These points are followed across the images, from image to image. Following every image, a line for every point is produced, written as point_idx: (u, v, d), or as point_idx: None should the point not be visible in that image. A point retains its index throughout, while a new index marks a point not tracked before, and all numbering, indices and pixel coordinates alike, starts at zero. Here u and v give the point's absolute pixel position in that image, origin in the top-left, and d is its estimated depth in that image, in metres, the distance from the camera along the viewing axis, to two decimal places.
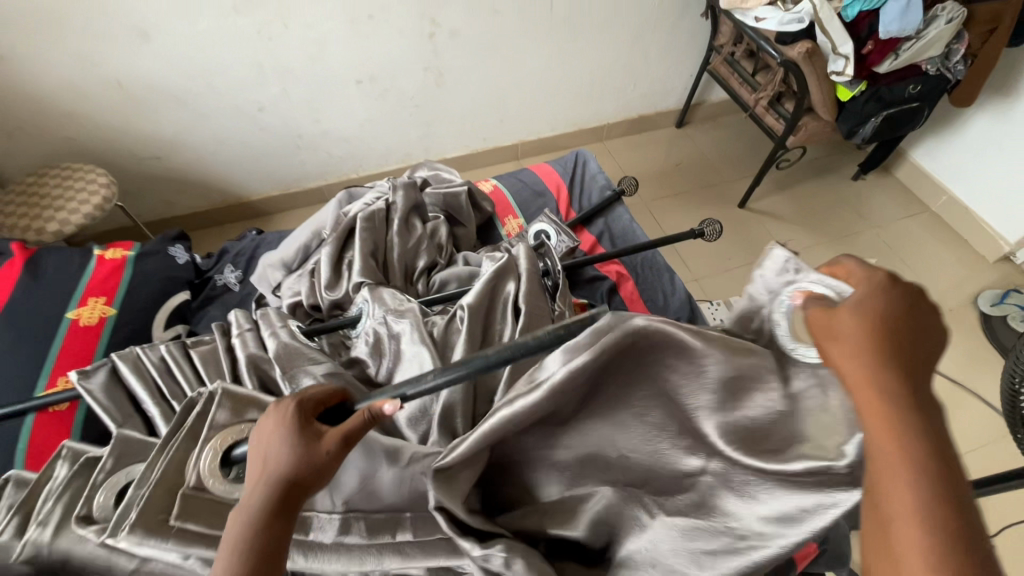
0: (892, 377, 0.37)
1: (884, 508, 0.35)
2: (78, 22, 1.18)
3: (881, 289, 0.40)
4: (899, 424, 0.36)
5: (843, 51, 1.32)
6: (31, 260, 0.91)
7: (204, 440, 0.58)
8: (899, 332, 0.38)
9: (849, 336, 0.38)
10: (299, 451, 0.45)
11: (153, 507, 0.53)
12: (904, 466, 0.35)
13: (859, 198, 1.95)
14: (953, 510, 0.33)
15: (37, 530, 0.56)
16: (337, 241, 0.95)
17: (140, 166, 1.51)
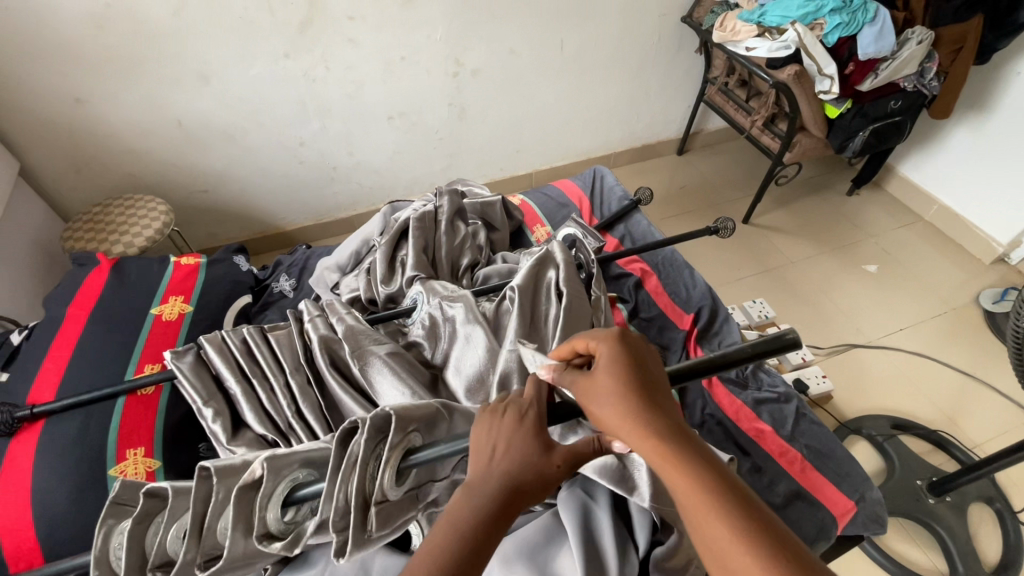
0: (666, 421, 0.44)
1: (711, 544, 0.38)
2: (149, 67, 1.33)
3: (622, 348, 0.50)
4: (685, 462, 0.42)
5: (828, 72, 1.47)
6: (115, 266, 1.01)
7: (381, 459, 0.56)
8: (629, 377, 0.47)
9: (604, 391, 0.47)
10: (536, 460, 0.47)
11: (358, 529, 0.55)
12: (703, 499, 0.39)
13: (855, 210, 2.08)
14: (740, 518, 0.38)
15: (228, 551, 0.55)
16: (391, 241, 1.05)
17: (189, 198, 1.64)
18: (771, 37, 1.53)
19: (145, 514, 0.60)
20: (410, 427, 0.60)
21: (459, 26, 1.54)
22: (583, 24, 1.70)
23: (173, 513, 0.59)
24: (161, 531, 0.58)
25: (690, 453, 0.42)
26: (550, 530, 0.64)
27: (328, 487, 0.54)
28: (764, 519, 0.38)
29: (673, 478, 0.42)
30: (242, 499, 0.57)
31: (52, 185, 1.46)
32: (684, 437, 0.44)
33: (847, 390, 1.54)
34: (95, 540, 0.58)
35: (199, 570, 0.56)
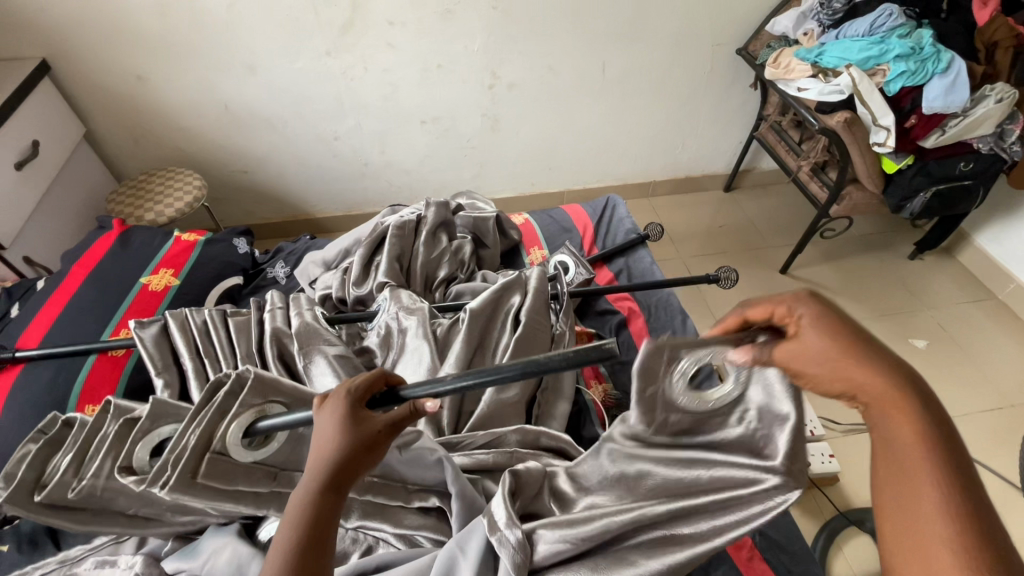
0: (896, 380, 0.44)
1: (905, 504, 0.41)
2: (200, 53, 1.43)
3: (829, 310, 0.45)
4: (912, 429, 0.43)
5: (884, 123, 1.33)
6: (123, 233, 1.09)
7: (230, 415, 0.63)
8: (851, 337, 0.44)
9: (820, 355, 0.44)
10: (350, 437, 0.49)
11: (185, 470, 0.59)
12: (919, 457, 0.42)
13: (914, 276, 1.87)
14: (959, 486, 0.41)
15: (92, 477, 0.64)
16: (371, 244, 1.06)
17: (230, 177, 1.76)
18: (826, 77, 1.40)
19: (54, 441, 0.71)
20: (273, 398, 0.66)
21: (498, 39, 1.55)
22: (628, 47, 1.65)
23: (71, 441, 0.69)
24: (58, 454, 0.69)
25: (922, 416, 0.43)
26: (419, 574, 0.61)
27: (182, 428, 0.62)
28: (972, 497, 0.40)
29: (895, 436, 0.43)
30: (117, 436, 0.66)
31: (113, 150, 1.61)
32: (915, 400, 0.43)
33: (858, 476, 1.38)
34: (10, 457, 0.69)
35: (70, 491, 0.64)
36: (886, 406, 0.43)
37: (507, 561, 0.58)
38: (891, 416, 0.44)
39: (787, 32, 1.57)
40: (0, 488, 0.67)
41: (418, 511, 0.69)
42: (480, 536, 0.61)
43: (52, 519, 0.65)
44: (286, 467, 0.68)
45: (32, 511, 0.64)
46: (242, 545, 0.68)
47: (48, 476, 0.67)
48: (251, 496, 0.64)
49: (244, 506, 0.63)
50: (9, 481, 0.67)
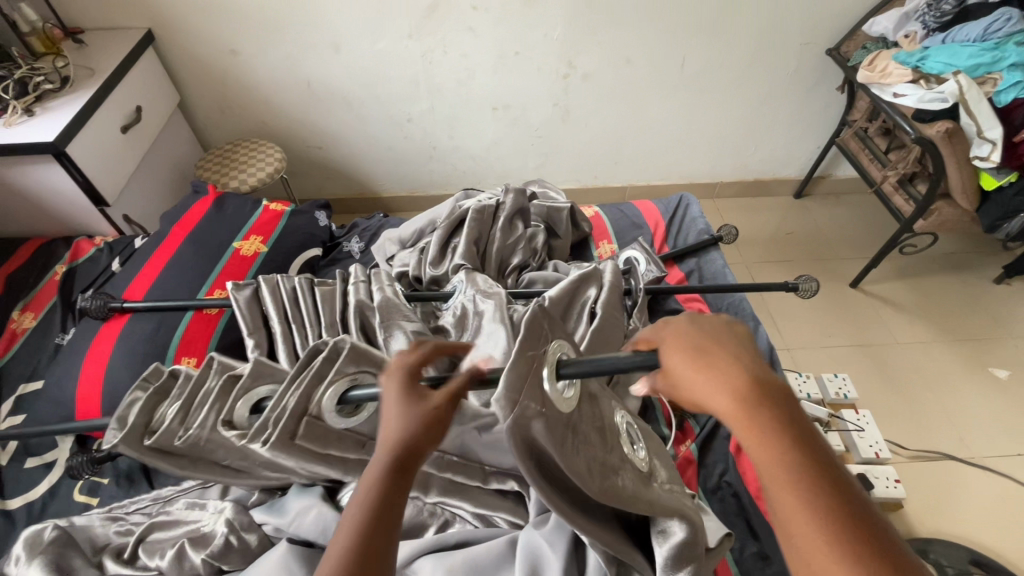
0: (742, 386, 0.47)
1: (784, 520, 0.43)
2: (290, 31, 1.49)
3: (682, 336, 0.52)
4: (769, 441, 0.45)
5: (990, 136, 1.26)
6: (217, 199, 1.16)
7: (329, 380, 0.63)
8: (692, 354, 0.50)
9: (680, 373, 0.49)
10: (414, 414, 0.46)
11: (285, 432, 0.61)
12: (775, 460, 0.44)
13: (999, 302, 1.75)
14: (817, 481, 0.43)
15: (198, 427, 0.64)
16: (449, 226, 1.08)
17: (305, 151, 1.82)
18: (928, 84, 1.33)
19: (162, 390, 0.70)
20: (365, 367, 0.66)
21: (579, 28, 1.53)
22: (711, 42, 1.60)
23: (177, 392, 0.68)
24: (167, 403, 0.68)
25: (769, 417, 0.46)
26: (501, 555, 0.63)
27: (281, 389, 0.62)
28: (831, 486, 0.43)
29: (754, 451, 0.45)
30: (222, 391, 0.66)
31: (201, 119, 1.70)
32: (763, 399, 0.46)
33: (923, 505, 1.32)
34: (121, 403, 0.67)
35: (176, 438, 0.65)
36: (740, 415, 0.46)
37: (597, 560, 0.61)
38: (745, 427, 0.46)
39: (885, 33, 1.49)
40: (112, 429, 0.65)
41: (492, 492, 0.71)
42: (567, 531, 0.63)
43: (160, 462, 0.67)
44: (372, 436, 0.71)
45: (143, 454, 0.65)
46: (326, 506, 0.72)
47: (157, 422, 0.67)
48: (341, 461, 0.69)
49: (332, 471, 0.68)
50: (120, 423, 0.66)
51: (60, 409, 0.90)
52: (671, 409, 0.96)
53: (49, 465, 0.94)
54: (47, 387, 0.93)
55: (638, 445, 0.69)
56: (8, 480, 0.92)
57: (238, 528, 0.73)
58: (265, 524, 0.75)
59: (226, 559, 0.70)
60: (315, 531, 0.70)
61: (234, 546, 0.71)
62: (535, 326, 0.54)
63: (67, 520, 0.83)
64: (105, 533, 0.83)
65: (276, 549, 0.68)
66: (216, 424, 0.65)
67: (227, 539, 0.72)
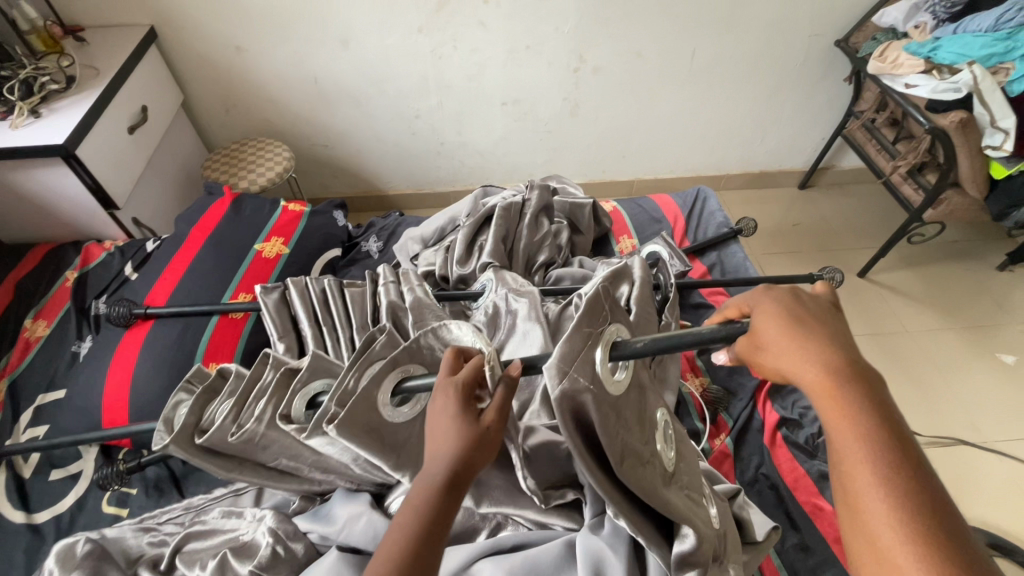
0: (832, 364, 0.47)
1: (852, 494, 0.44)
2: (297, 27, 1.46)
3: (776, 305, 0.51)
4: (851, 417, 0.46)
5: (1003, 125, 1.26)
6: (235, 200, 1.13)
7: (388, 367, 0.59)
8: (786, 325, 0.50)
9: (771, 345, 0.50)
10: (467, 429, 0.48)
11: (353, 411, 0.56)
12: (856, 440, 0.45)
13: (1004, 288, 1.78)
14: (896, 465, 0.44)
15: (254, 422, 0.63)
16: (474, 224, 1.07)
17: (311, 150, 1.79)
18: (941, 74, 1.34)
19: (211, 389, 0.70)
20: (420, 359, 0.62)
21: (590, 22, 1.52)
22: (721, 34, 1.60)
23: (229, 390, 0.68)
24: (216, 402, 0.68)
25: (856, 397, 0.46)
26: (560, 560, 0.62)
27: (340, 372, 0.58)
28: (911, 471, 0.43)
29: (834, 425, 0.46)
30: (279, 384, 0.65)
31: (205, 118, 1.66)
32: (852, 378, 0.47)
33: None
34: (166, 405, 0.68)
35: (230, 435, 0.63)
36: (825, 391, 0.47)
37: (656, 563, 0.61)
38: (829, 404, 0.47)
39: (895, 24, 1.49)
40: (160, 432, 0.65)
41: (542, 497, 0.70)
42: (625, 537, 0.62)
43: (208, 464, 0.65)
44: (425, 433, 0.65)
45: (193, 455, 0.64)
46: (375, 515, 0.69)
47: (207, 421, 0.67)
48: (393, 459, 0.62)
49: (385, 465, 0.60)
50: (167, 427, 0.66)
51: (86, 420, 0.88)
52: (703, 404, 0.96)
53: (74, 477, 0.92)
54: (70, 397, 0.90)
55: (668, 440, 0.64)
56: (34, 492, 0.90)
57: (283, 537, 0.72)
58: (310, 532, 0.74)
59: (273, 569, 0.69)
60: (367, 540, 0.68)
61: (281, 555, 0.70)
62: (597, 304, 0.52)
63: (99, 532, 0.81)
64: (138, 544, 0.81)
65: (327, 556, 0.67)
66: (274, 417, 0.63)
67: (273, 549, 0.70)
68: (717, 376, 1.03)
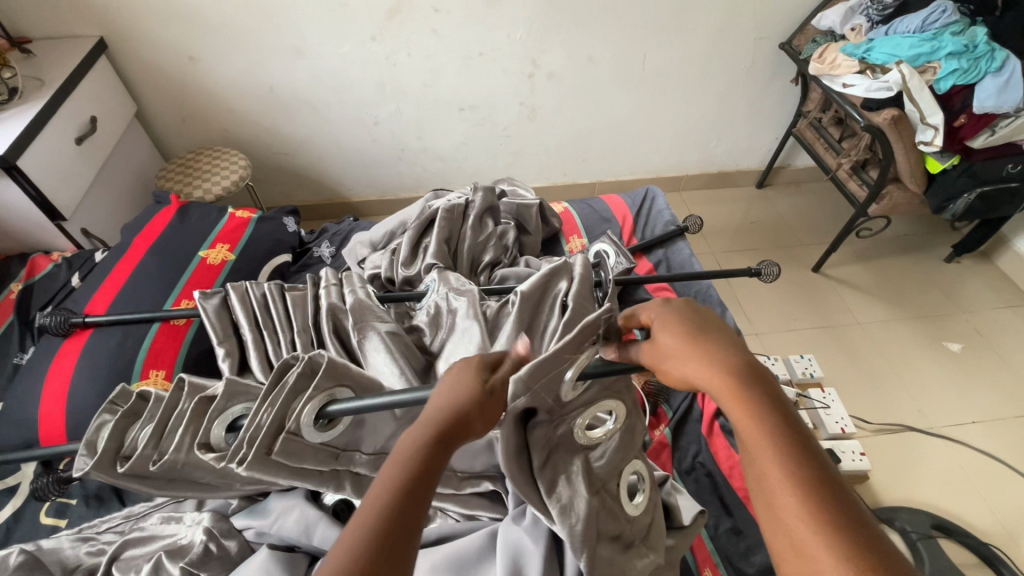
0: (728, 363, 0.50)
1: (766, 491, 0.44)
2: (250, 36, 1.47)
3: (669, 318, 0.55)
4: (754, 416, 0.47)
5: (932, 121, 1.32)
6: (181, 209, 1.14)
7: (306, 396, 0.60)
8: (681, 333, 0.53)
9: (671, 353, 0.52)
10: (474, 388, 0.49)
11: (261, 448, 0.59)
12: (761, 434, 0.46)
13: (951, 279, 1.85)
14: (798, 455, 0.45)
15: (174, 452, 0.65)
16: (419, 227, 1.09)
17: (271, 159, 1.79)
18: (874, 74, 1.40)
19: (130, 412, 0.70)
20: (344, 382, 0.62)
21: (542, 29, 1.56)
22: (671, 39, 1.64)
23: (149, 415, 0.69)
24: (137, 426, 0.68)
25: (754, 393, 0.48)
26: (483, 553, 0.63)
27: (255, 407, 0.59)
28: (813, 460, 0.44)
29: (741, 424, 0.47)
30: (196, 412, 0.66)
31: (160, 128, 1.66)
32: (748, 375, 0.49)
33: (890, 476, 1.38)
34: (88, 428, 0.68)
35: (151, 463, 0.65)
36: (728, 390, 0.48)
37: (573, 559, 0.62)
38: (732, 405, 0.48)
39: (833, 27, 1.55)
40: (81, 456, 0.66)
41: (472, 494, 0.71)
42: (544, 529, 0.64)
43: (135, 485, 0.67)
44: (347, 447, 0.68)
45: (115, 478, 0.65)
46: (309, 507, 0.71)
47: (129, 447, 0.67)
48: (315, 474, 0.66)
49: (308, 484, 0.65)
50: (89, 450, 0.67)
51: (21, 431, 0.87)
52: (644, 396, 0.98)
53: (12, 489, 0.91)
54: (7, 408, 0.89)
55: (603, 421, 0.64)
56: None
57: (217, 536, 0.72)
58: (247, 529, 0.74)
59: (205, 567, 0.69)
60: (298, 532, 0.70)
61: (213, 553, 0.70)
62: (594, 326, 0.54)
63: (34, 544, 0.80)
64: (76, 554, 0.80)
65: (259, 553, 0.68)
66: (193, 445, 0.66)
67: (206, 546, 0.70)
68: None
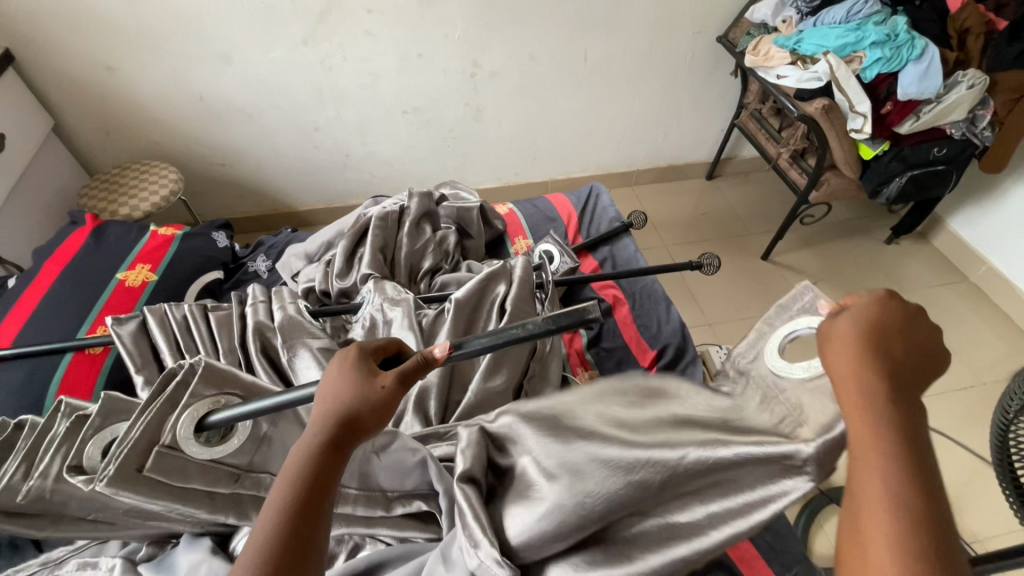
0: (889, 389, 0.37)
1: (859, 511, 0.34)
2: (171, 44, 1.40)
3: (882, 308, 0.40)
4: (879, 425, 0.36)
5: (861, 109, 1.36)
6: (97, 229, 1.07)
7: (183, 405, 0.59)
8: (864, 329, 0.40)
9: (841, 344, 0.40)
10: (360, 385, 0.47)
11: (129, 462, 0.54)
12: (883, 455, 0.35)
13: (892, 260, 1.91)
14: (921, 504, 0.33)
15: (39, 478, 0.59)
16: (354, 236, 1.05)
17: (207, 171, 1.72)
18: (805, 64, 1.43)
19: (7, 444, 0.65)
20: (229, 389, 0.63)
21: (480, 28, 1.53)
22: (611, 35, 1.65)
23: (20, 445, 0.63)
24: (8, 458, 0.63)
25: (895, 420, 0.36)
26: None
27: (128, 420, 0.57)
28: (939, 524, 0.32)
29: (857, 437, 0.36)
30: (69, 432, 0.62)
31: (82, 143, 1.57)
32: (902, 409, 0.37)
33: None
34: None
35: (17, 495, 0.59)
36: (872, 403, 0.37)
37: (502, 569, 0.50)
38: (862, 414, 0.37)
39: (766, 19, 1.58)
40: None
41: (404, 515, 0.68)
42: None
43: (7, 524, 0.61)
44: (252, 468, 0.63)
45: None
46: (218, 559, 0.62)
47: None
48: (207, 499, 0.59)
49: (200, 509, 0.58)
50: None
51: None
52: None
53: None
54: None
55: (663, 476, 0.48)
56: None
57: None
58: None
59: None
60: None
61: None
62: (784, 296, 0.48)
63: None
64: None
65: None
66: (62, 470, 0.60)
67: None
68: (606, 368, 1.07)
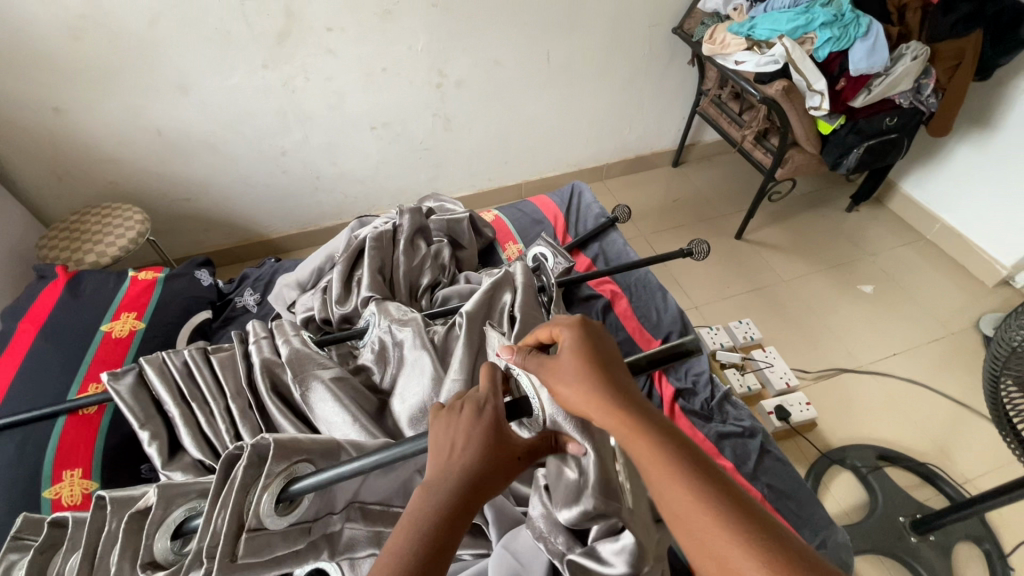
0: (619, 393, 0.51)
1: (665, 498, 0.45)
2: (123, 80, 1.33)
3: (579, 336, 0.56)
4: (638, 439, 0.48)
5: (817, 88, 1.42)
6: (71, 281, 1.01)
7: (259, 487, 0.58)
8: (574, 359, 0.54)
9: (574, 380, 0.53)
10: (488, 449, 0.51)
11: (225, 556, 0.56)
12: (651, 448, 0.47)
13: (855, 226, 2.02)
14: (688, 463, 0.46)
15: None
16: (348, 260, 1.03)
17: (171, 208, 1.65)
18: (760, 50, 1.49)
19: (49, 544, 0.65)
20: (300, 456, 0.61)
21: (442, 37, 1.52)
22: (571, 34, 1.67)
23: (71, 544, 0.63)
24: (60, 559, 0.63)
25: (636, 416, 0.49)
26: None
27: (208, 513, 0.57)
28: (703, 466, 0.46)
29: (633, 448, 0.48)
30: (130, 530, 0.60)
31: (33, 191, 1.47)
32: (635, 402, 0.51)
33: (835, 419, 1.48)
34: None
35: None
36: (616, 416, 0.50)
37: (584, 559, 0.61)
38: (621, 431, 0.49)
39: (717, 8, 1.63)
40: None
41: None
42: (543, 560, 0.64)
43: None
44: (319, 516, 0.64)
45: None
46: None
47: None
48: (289, 555, 0.62)
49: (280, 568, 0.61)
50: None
51: None
52: None
53: None
54: None
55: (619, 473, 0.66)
56: None
57: None
58: None
59: None
60: None
61: None
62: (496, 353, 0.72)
63: None
64: None
65: None
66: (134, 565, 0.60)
67: None
68: None
